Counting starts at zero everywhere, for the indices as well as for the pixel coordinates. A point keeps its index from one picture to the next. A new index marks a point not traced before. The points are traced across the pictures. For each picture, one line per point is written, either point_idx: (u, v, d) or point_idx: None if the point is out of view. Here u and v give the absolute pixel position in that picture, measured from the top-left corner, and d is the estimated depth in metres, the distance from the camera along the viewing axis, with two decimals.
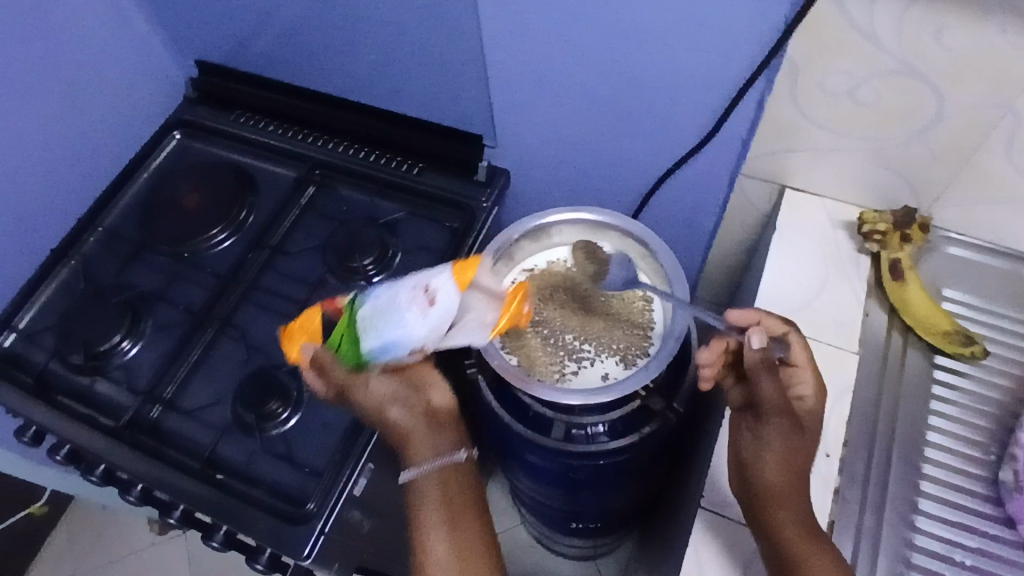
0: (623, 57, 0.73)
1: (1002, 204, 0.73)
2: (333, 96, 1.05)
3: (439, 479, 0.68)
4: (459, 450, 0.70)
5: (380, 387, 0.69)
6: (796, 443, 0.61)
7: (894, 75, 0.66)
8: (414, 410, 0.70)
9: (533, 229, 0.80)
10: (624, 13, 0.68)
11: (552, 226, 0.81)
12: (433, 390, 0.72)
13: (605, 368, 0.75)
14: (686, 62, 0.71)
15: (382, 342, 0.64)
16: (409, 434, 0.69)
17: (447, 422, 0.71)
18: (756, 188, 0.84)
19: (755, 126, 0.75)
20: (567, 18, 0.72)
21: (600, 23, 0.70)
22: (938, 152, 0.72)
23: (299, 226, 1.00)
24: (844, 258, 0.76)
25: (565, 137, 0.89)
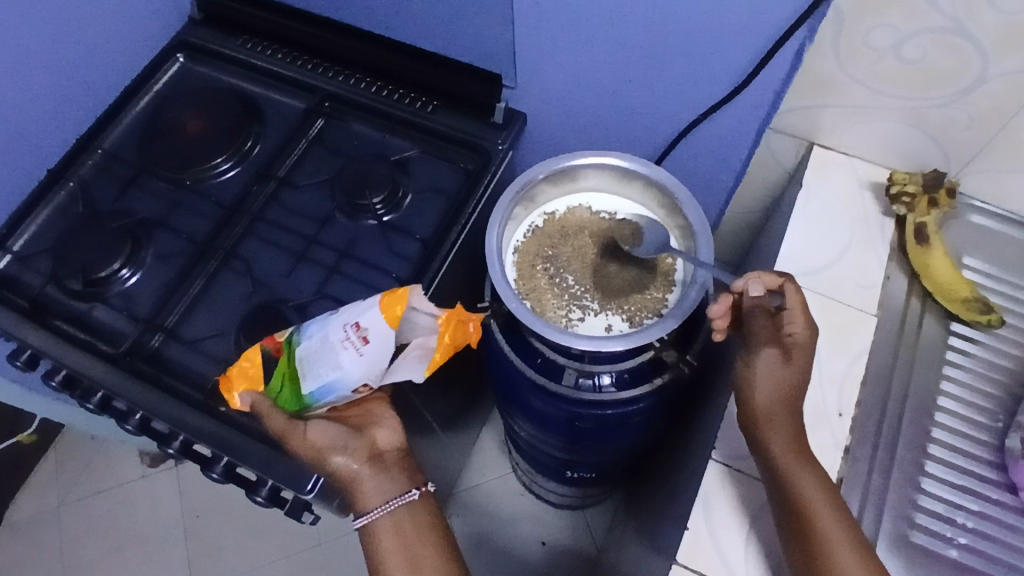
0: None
1: None
2: (345, 25, 1.01)
3: (394, 524, 0.68)
4: (412, 490, 0.70)
5: (319, 435, 0.69)
6: (783, 372, 0.63)
7: (942, 33, 0.63)
8: (357, 454, 0.70)
9: (557, 172, 0.78)
10: None
11: (578, 170, 0.79)
12: (384, 431, 0.72)
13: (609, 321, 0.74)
14: (726, 5, 0.68)
15: (319, 386, 0.69)
16: (355, 481, 0.69)
17: (395, 462, 0.71)
18: (784, 144, 0.81)
19: (791, 77, 0.73)
20: None
21: None
22: (976, 116, 0.69)
23: (307, 159, 0.97)
24: (868, 220, 0.75)
25: (589, 81, 0.86)
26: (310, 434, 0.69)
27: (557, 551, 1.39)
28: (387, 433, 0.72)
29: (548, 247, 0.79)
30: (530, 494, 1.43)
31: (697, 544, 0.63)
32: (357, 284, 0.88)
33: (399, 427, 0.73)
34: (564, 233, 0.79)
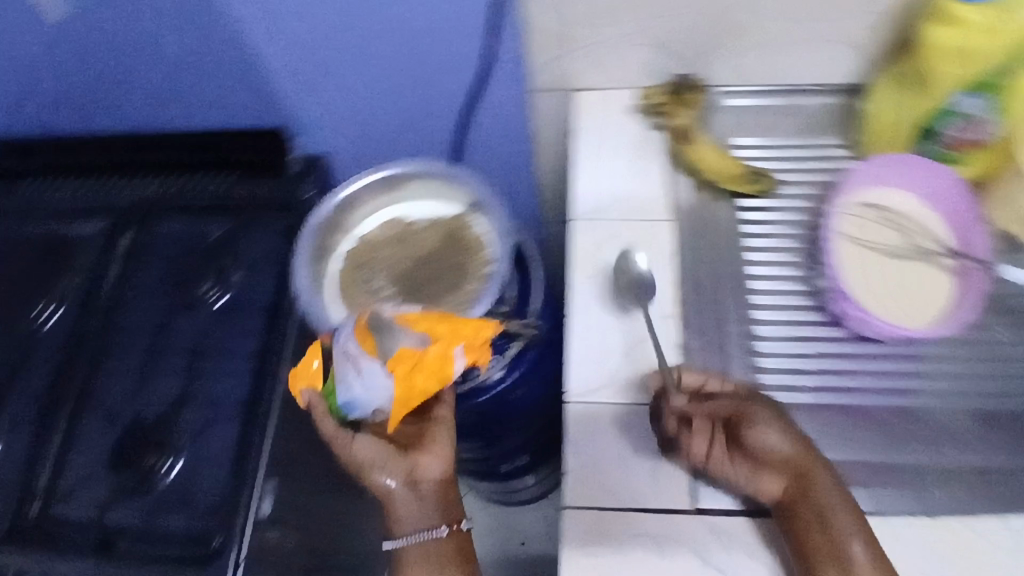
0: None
1: (766, 48, 0.77)
2: (128, 140, 1.03)
3: (422, 554, 0.66)
4: (442, 526, 0.67)
5: (366, 447, 0.67)
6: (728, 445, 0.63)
7: None
8: (398, 477, 0.67)
9: (343, 201, 0.79)
10: None
11: (361, 192, 0.80)
12: (432, 460, 0.68)
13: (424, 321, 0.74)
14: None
15: (342, 403, 0.66)
16: (390, 502, 0.67)
17: (432, 495, 0.68)
18: (549, 101, 0.86)
19: (523, 39, 0.77)
20: None
21: None
22: (690, 20, 0.73)
23: (128, 275, 0.95)
24: (641, 139, 0.80)
25: (359, 102, 0.89)
26: (356, 444, 0.67)
27: (540, 551, 1.40)
28: (432, 461, 0.68)
29: (363, 258, 0.79)
30: (494, 505, 1.44)
31: (586, 482, 0.65)
32: (217, 375, 0.88)
33: (444, 457, 0.69)
34: (375, 248, 0.80)
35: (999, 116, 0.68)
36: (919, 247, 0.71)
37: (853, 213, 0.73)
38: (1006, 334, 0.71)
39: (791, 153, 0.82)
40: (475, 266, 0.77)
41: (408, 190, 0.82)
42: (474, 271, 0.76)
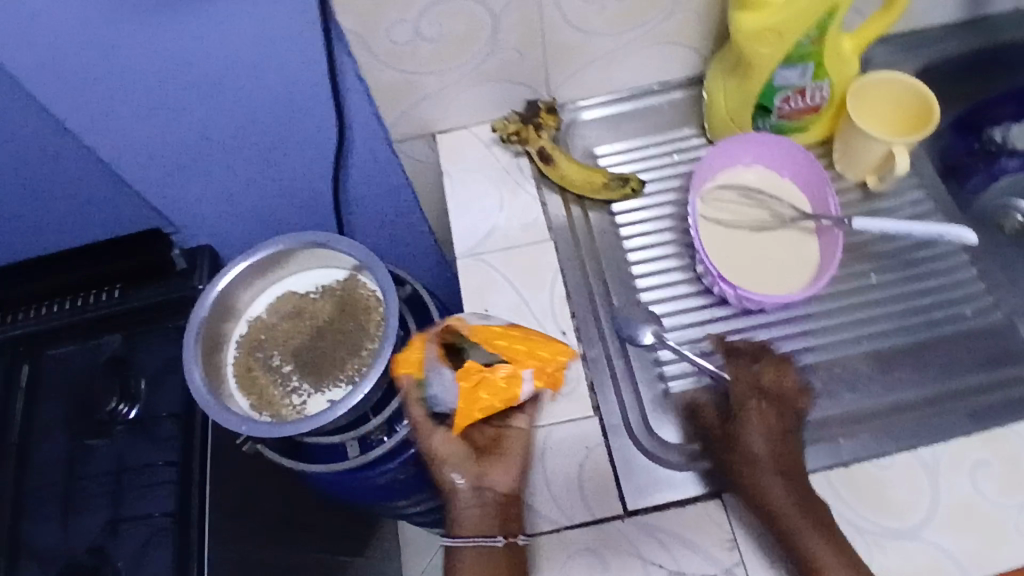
0: (214, 79, 0.77)
1: (600, 61, 0.80)
2: (10, 264, 1.01)
3: (476, 559, 0.63)
4: (497, 536, 0.62)
5: (442, 445, 0.66)
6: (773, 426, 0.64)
7: (439, 7, 0.69)
8: (468, 478, 0.65)
9: (217, 301, 0.77)
10: (198, 47, 0.73)
11: (233, 287, 0.78)
12: (500, 471, 0.65)
13: (329, 394, 0.77)
14: (264, 54, 0.75)
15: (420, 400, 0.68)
16: (456, 502, 0.66)
17: (498, 505, 0.64)
18: (414, 149, 0.87)
19: (370, 96, 0.79)
20: (152, 71, 0.75)
21: (183, 66, 0.75)
22: (520, 49, 0.76)
23: (32, 410, 0.91)
24: (506, 167, 0.83)
25: (235, 177, 0.91)
26: (433, 441, 0.66)
27: None
28: (503, 471, 0.65)
29: (258, 344, 0.79)
30: None
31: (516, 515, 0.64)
32: (141, 491, 0.85)
33: (514, 470, 0.64)
34: (267, 333, 0.80)
35: (816, 76, 0.72)
36: (778, 215, 0.75)
37: (712, 197, 0.76)
38: (880, 276, 0.76)
39: (651, 150, 0.83)
40: (366, 325, 0.79)
41: (285, 266, 0.81)
42: (366, 331, 0.78)
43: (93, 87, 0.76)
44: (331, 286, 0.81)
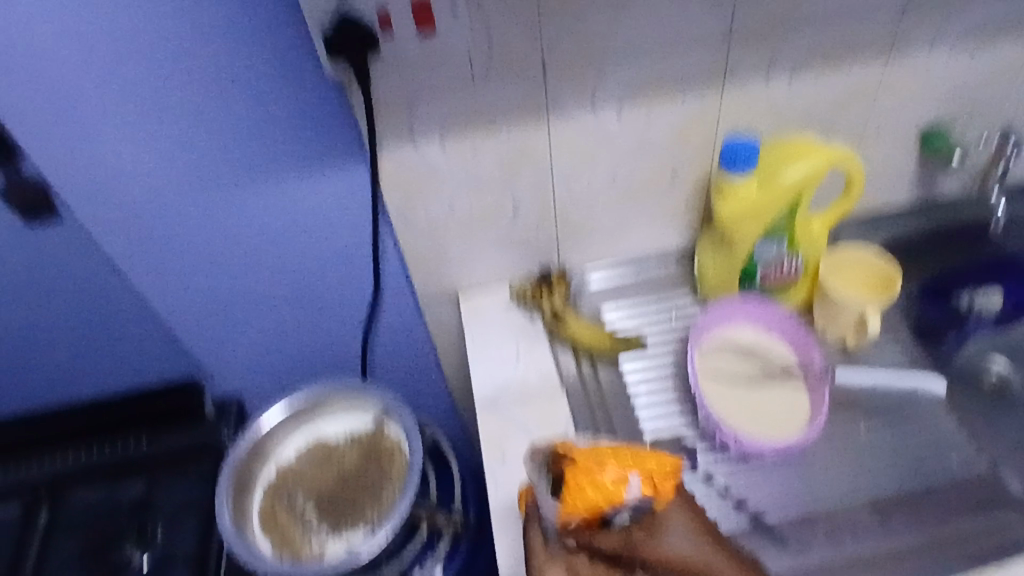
0: (264, 253, 0.84)
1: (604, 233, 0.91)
2: (44, 410, 1.07)
3: None
4: None
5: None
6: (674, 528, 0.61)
7: (469, 190, 0.80)
8: None
9: (257, 437, 0.84)
10: (253, 226, 0.81)
11: (276, 425, 0.85)
12: None
13: (351, 538, 0.79)
14: (316, 235, 0.83)
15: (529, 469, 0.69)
16: None
17: None
18: (438, 308, 0.96)
19: (404, 261, 0.89)
20: (208, 245, 0.82)
21: (237, 241, 0.82)
22: (536, 222, 0.87)
23: (46, 555, 0.93)
24: (522, 325, 0.91)
25: (267, 342, 0.96)
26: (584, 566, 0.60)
27: None
28: None
29: (285, 484, 0.84)
30: None
31: None
32: None
33: None
34: (295, 472, 0.85)
35: (792, 249, 0.83)
36: (768, 367, 0.84)
37: (710, 349, 0.85)
38: (868, 427, 0.81)
39: (652, 309, 0.92)
40: (389, 471, 0.83)
41: (319, 410, 0.88)
42: (389, 475, 0.82)
43: (152, 258, 0.82)
44: (359, 432, 0.87)
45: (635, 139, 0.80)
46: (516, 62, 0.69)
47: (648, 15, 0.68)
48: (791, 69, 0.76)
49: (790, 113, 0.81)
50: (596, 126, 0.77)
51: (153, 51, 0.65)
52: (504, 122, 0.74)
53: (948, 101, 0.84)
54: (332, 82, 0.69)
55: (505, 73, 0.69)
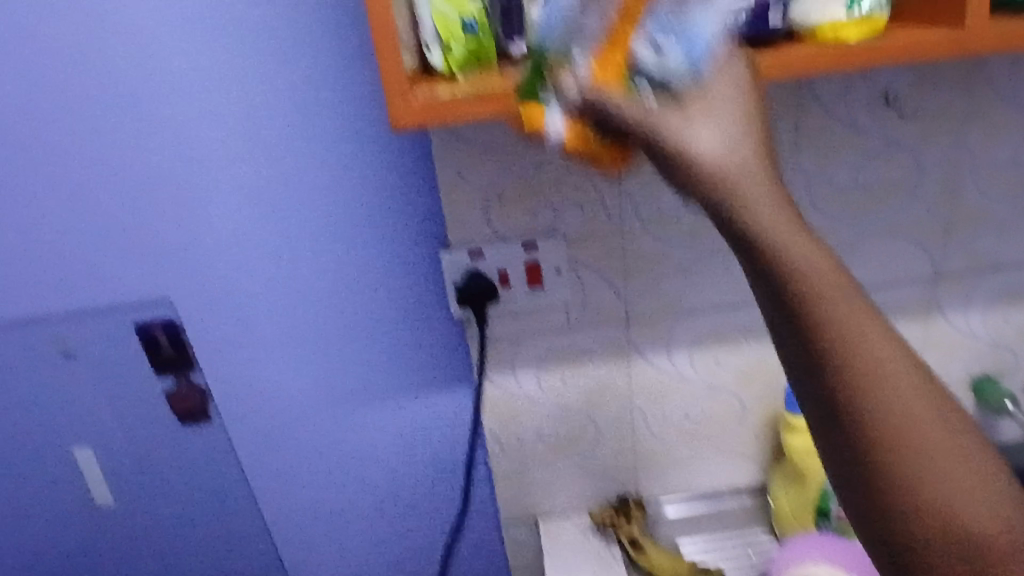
0: (368, 464, 0.92)
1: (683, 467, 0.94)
2: None
3: None
4: None
5: None
6: None
7: (558, 418, 0.88)
8: None
9: None
10: (365, 437, 0.90)
11: None
12: None
13: None
14: (419, 450, 0.91)
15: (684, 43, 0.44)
16: None
17: None
18: (520, 535, 0.96)
19: (494, 483, 0.93)
20: (320, 454, 0.91)
21: (348, 451, 0.91)
22: (617, 454, 0.91)
23: None
24: (602, 550, 0.90)
25: (350, 556, 0.98)
26: None
27: None
28: None
29: None
30: None
31: None
32: None
33: None
34: None
35: None
36: None
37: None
38: None
39: (729, 546, 0.92)
40: None
41: None
42: None
43: (270, 461, 0.91)
44: None
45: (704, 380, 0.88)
46: (605, 313, 0.82)
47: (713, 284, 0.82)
48: None
49: None
50: (668, 369, 0.86)
51: (320, 299, 0.81)
52: (594, 359, 0.85)
53: (994, 352, 0.91)
54: (455, 326, 0.83)
55: (595, 323, 0.83)
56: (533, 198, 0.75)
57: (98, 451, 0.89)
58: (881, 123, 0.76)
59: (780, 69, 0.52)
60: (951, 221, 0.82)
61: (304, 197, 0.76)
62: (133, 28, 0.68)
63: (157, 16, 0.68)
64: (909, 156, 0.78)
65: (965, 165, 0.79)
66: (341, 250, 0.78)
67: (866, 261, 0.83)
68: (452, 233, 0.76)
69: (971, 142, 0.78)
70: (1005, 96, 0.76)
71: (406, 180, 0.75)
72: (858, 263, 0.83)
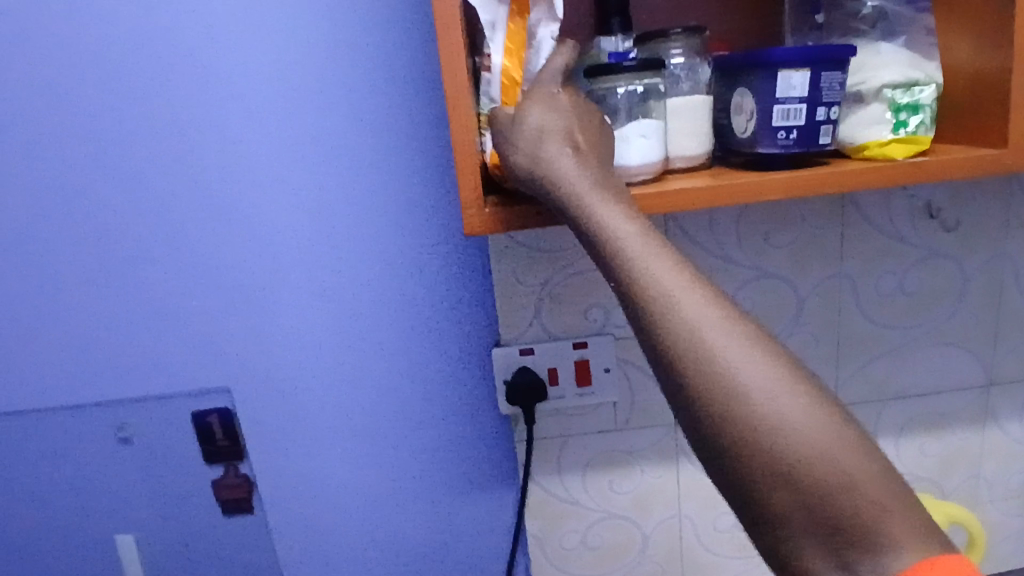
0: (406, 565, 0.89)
1: None
2: None
3: None
4: None
5: None
6: None
7: (603, 523, 0.85)
8: None
9: None
10: (405, 536, 0.87)
11: None
12: None
13: None
14: (458, 553, 0.88)
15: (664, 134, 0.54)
16: None
17: None
18: None
19: None
20: (358, 551, 0.88)
21: (387, 549, 0.88)
22: (663, 564, 0.88)
23: None
24: None
25: None
26: None
27: None
28: None
29: None
30: None
31: None
32: None
33: None
34: None
35: None
36: None
37: None
38: None
39: None
40: None
41: None
42: None
43: (307, 556, 0.89)
44: None
45: None
46: (652, 415, 0.82)
47: None
48: (897, 436, 0.85)
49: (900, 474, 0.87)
50: None
51: (371, 393, 0.82)
52: (640, 463, 0.83)
53: None
54: (501, 425, 0.83)
55: (643, 424, 0.82)
56: (585, 300, 0.77)
57: (140, 537, 0.89)
58: (925, 235, 0.78)
59: (829, 185, 0.54)
60: (1000, 330, 0.82)
61: (364, 292, 0.78)
62: (221, 134, 0.74)
63: (244, 125, 0.73)
64: (954, 266, 0.79)
65: (1010, 276, 0.80)
66: (395, 344, 0.80)
67: (916, 370, 0.82)
68: (505, 330, 0.78)
69: (1013, 254, 0.80)
70: None
71: (461, 278, 0.78)
72: (908, 371, 0.82)
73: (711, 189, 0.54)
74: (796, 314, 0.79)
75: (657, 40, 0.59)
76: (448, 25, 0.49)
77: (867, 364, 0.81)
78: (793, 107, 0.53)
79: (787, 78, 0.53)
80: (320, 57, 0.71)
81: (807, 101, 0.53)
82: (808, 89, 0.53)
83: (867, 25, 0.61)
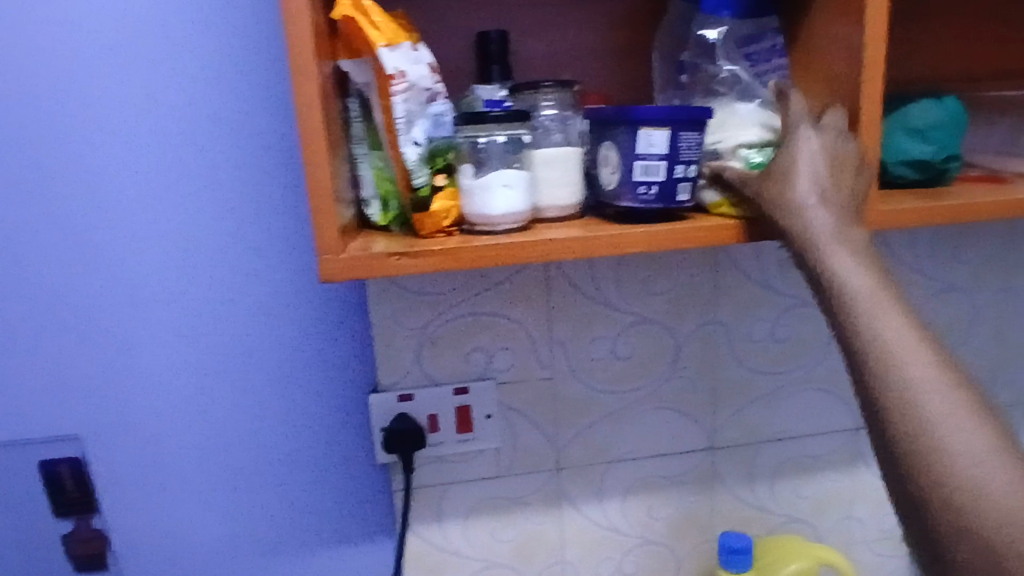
0: None
1: None
2: None
3: None
4: None
5: None
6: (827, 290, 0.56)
7: (486, 571, 0.83)
8: None
9: None
10: None
11: None
12: None
13: None
14: None
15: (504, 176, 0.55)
16: None
17: None
18: None
19: None
20: None
21: None
22: None
23: None
24: None
25: None
26: None
27: None
28: None
29: None
30: None
31: None
32: None
33: None
34: None
35: None
36: None
37: None
38: None
39: None
40: None
41: None
42: None
43: None
44: None
45: (636, 531, 0.86)
46: (536, 460, 0.81)
47: (640, 434, 0.83)
48: (772, 478, 0.87)
49: (777, 515, 0.89)
50: (600, 518, 0.84)
51: (244, 439, 0.77)
52: (522, 509, 0.82)
53: None
54: (379, 474, 0.79)
55: (526, 469, 0.81)
56: (466, 344, 0.76)
57: None
58: (794, 285, 0.82)
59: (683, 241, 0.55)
60: None
61: (234, 332, 0.74)
62: (76, 160, 0.68)
63: (103, 151, 0.68)
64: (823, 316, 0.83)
65: None
66: (267, 388, 0.76)
67: (787, 414, 0.86)
68: (383, 375, 0.75)
69: None
70: (901, 262, 0.83)
71: (338, 320, 0.75)
72: (780, 415, 0.85)
73: (571, 241, 0.54)
74: (671, 361, 0.81)
75: (528, 91, 0.58)
76: (304, 64, 0.47)
77: (741, 409, 0.85)
78: (655, 164, 0.54)
79: (647, 136, 0.54)
80: (193, 84, 0.68)
81: (668, 158, 0.54)
82: (668, 146, 0.54)
83: (727, 89, 0.63)
